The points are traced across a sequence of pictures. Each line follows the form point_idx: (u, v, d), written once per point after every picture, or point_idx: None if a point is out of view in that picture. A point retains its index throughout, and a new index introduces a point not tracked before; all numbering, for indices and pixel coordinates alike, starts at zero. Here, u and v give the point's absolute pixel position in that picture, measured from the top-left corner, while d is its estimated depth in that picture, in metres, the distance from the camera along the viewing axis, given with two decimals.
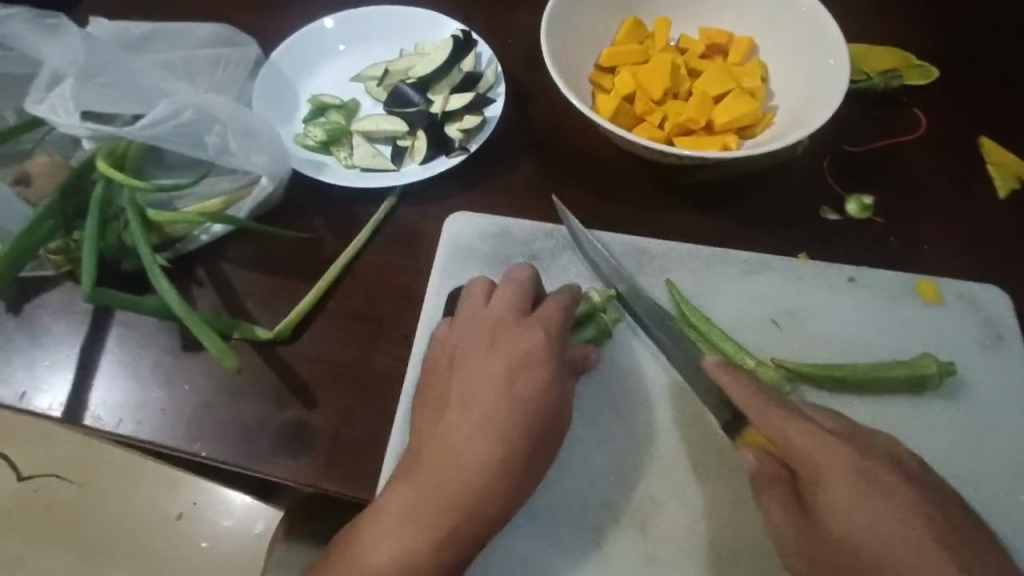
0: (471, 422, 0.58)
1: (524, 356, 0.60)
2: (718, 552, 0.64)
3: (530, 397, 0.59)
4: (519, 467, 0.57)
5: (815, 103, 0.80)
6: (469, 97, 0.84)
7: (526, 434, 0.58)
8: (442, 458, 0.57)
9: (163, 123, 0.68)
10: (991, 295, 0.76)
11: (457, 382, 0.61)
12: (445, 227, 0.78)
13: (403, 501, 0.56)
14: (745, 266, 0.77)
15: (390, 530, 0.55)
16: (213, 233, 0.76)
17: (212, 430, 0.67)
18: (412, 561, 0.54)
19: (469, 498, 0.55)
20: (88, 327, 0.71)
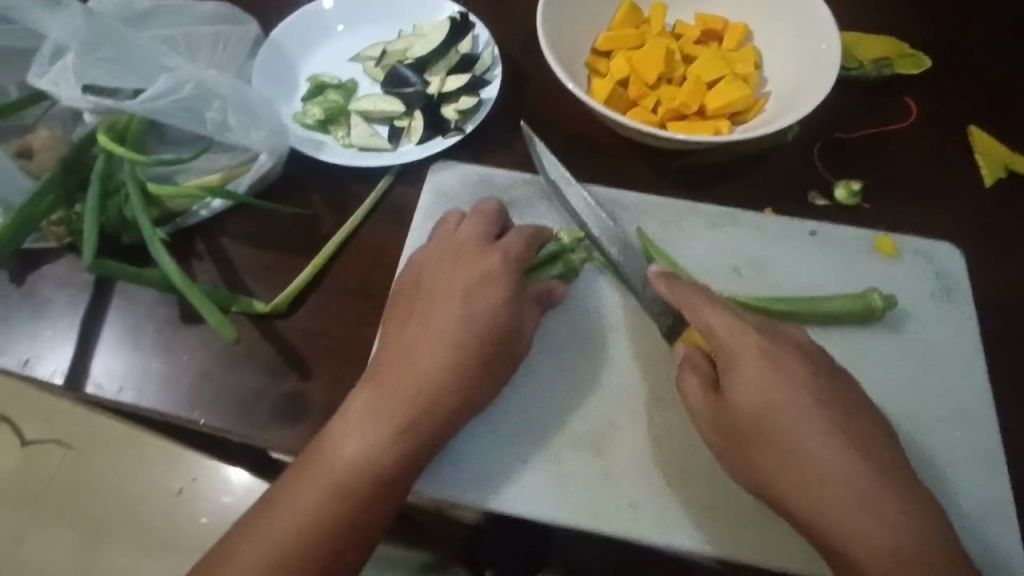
0: (433, 329, 0.63)
1: (482, 273, 0.66)
2: (657, 472, 0.68)
3: (487, 307, 0.64)
4: (475, 368, 0.62)
5: (807, 90, 0.81)
6: (466, 79, 0.84)
7: (481, 339, 0.63)
8: (405, 361, 0.62)
9: (164, 97, 0.68)
10: (946, 254, 0.79)
11: (421, 298, 0.66)
12: (429, 174, 0.82)
13: (370, 400, 0.60)
14: (712, 219, 0.81)
15: (358, 426, 0.59)
16: (212, 209, 0.77)
17: (210, 399, 0.69)
18: (375, 451, 0.58)
19: (430, 395, 0.60)
20: (89, 298, 0.73)
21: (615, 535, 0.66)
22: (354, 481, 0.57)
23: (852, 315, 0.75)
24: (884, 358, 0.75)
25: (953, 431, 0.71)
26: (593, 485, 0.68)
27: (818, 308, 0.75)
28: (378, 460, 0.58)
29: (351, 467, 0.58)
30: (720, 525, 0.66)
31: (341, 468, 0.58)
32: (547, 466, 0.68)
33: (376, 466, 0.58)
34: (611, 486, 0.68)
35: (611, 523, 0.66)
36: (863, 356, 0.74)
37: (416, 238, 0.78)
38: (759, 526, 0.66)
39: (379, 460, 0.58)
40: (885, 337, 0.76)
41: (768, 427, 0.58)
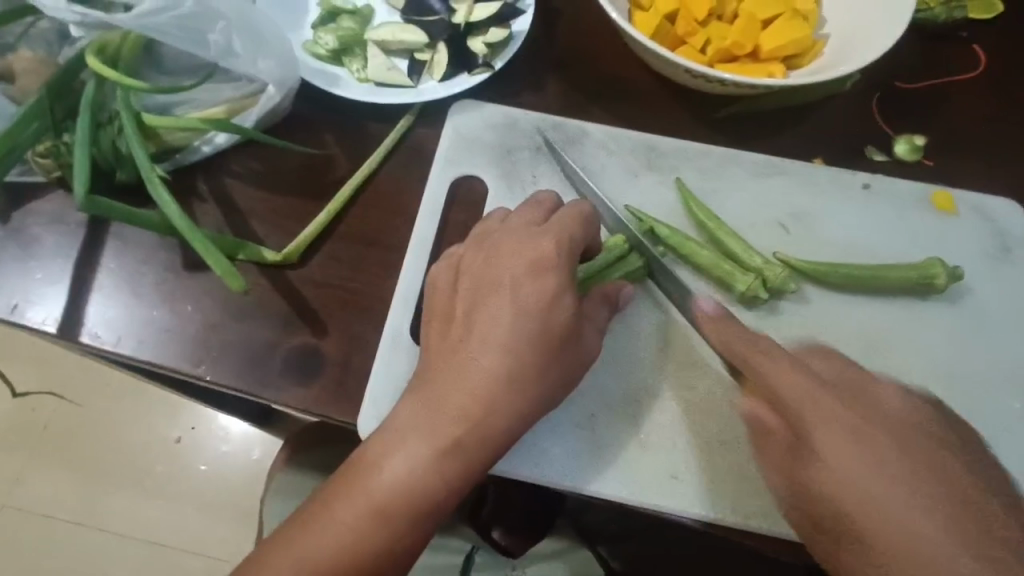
0: (479, 333, 0.55)
1: (529, 266, 0.57)
2: (691, 460, 0.64)
3: (538, 306, 0.55)
4: (532, 379, 0.54)
5: (876, 33, 0.73)
6: (495, 7, 0.76)
7: (538, 344, 0.55)
8: (450, 368, 0.55)
9: (162, 12, 0.60)
10: (1007, 211, 0.73)
11: (465, 296, 0.58)
12: (449, 114, 0.75)
13: (414, 411, 0.54)
14: (757, 167, 0.74)
15: (399, 439, 0.53)
16: (215, 144, 0.70)
17: (215, 354, 0.63)
18: (420, 470, 0.51)
19: (479, 407, 0.53)
20: (82, 240, 0.67)
21: (646, 506, 0.63)
22: (396, 504, 0.51)
23: (907, 286, 0.69)
24: (942, 329, 0.69)
25: (1009, 409, 0.67)
26: (625, 471, 0.63)
27: (870, 273, 0.69)
28: (424, 482, 0.52)
29: (397, 489, 0.51)
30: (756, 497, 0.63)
31: (384, 488, 0.51)
32: (592, 467, 0.63)
33: (422, 488, 0.51)
34: (641, 472, 0.63)
35: (649, 495, 0.62)
36: (917, 326, 0.69)
37: (435, 185, 0.72)
38: None
39: (426, 483, 0.52)
40: (946, 308, 0.70)
41: (882, 547, 0.47)
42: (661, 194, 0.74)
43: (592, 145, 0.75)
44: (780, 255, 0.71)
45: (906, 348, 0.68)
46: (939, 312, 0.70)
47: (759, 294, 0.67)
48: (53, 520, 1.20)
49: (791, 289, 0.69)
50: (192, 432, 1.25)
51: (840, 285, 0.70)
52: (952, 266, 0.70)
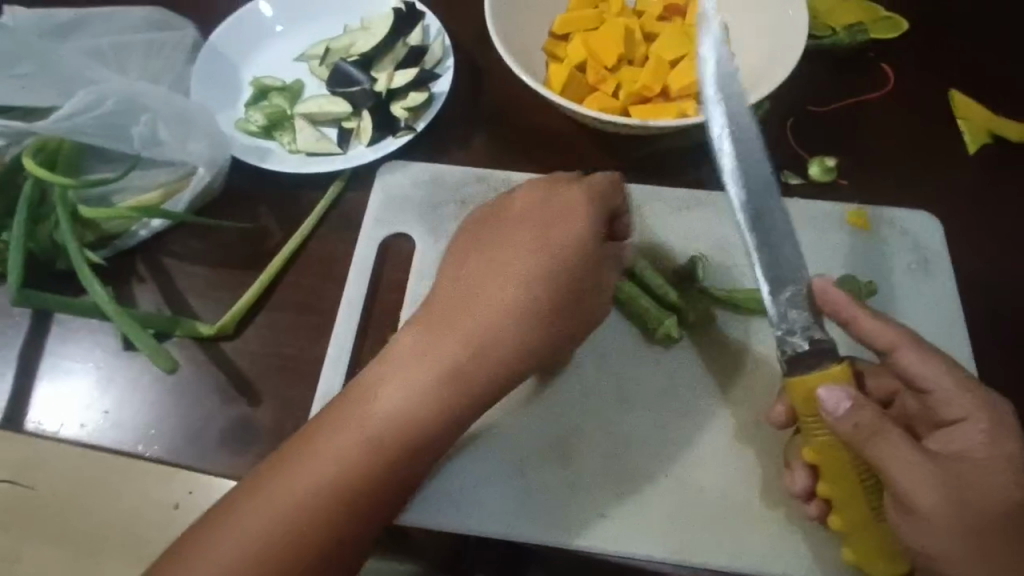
0: (500, 268, 0.58)
1: (563, 208, 0.60)
2: (632, 492, 0.64)
3: (565, 247, 0.58)
4: (542, 310, 0.57)
5: (777, 62, 0.76)
6: (413, 74, 0.80)
7: (552, 279, 0.58)
8: (463, 298, 0.58)
9: (83, 113, 0.65)
10: (923, 224, 0.75)
11: (490, 235, 0.61)
12: (376, 178, 0.78)
13: (423, 338, 0.56)
14: (675, 202, 0.76)
15: (405, 365, 0.55)
16: (152, 228, 0.73)
17: (155, 431, 0.65)
18: (422, 398, 0.54)
19: (490, 337, 0.56)
20: (26, 330, 0.69)
21: (582, 547, 0.62)
22: (394, 430, 0.53)
23: None
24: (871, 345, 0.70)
25: None
26: (561, 510, 0.63)
27: None
28: (425, 409, 0.54)
29: (401, 414, 0.54)
30: (689, 530, 0.62)
31: (385, 412, 0.53)
32: (524, 510, 0.64)
33: (422, 415, 0.54)
34: (577, 510, 0.63)
35: (573, 537, 0.62)
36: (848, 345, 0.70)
37: (364, 246, 0.74)
38: (733, 527, 0.63)
39: (427, 408, 0.54)
40: None
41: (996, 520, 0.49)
42: None
43: None
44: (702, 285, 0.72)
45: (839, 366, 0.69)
46: None
47: (671, 331, 0.68)
48: None
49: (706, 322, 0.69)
50: (192, 496, 0.62)
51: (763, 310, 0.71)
52: (868, 282, 0.72)
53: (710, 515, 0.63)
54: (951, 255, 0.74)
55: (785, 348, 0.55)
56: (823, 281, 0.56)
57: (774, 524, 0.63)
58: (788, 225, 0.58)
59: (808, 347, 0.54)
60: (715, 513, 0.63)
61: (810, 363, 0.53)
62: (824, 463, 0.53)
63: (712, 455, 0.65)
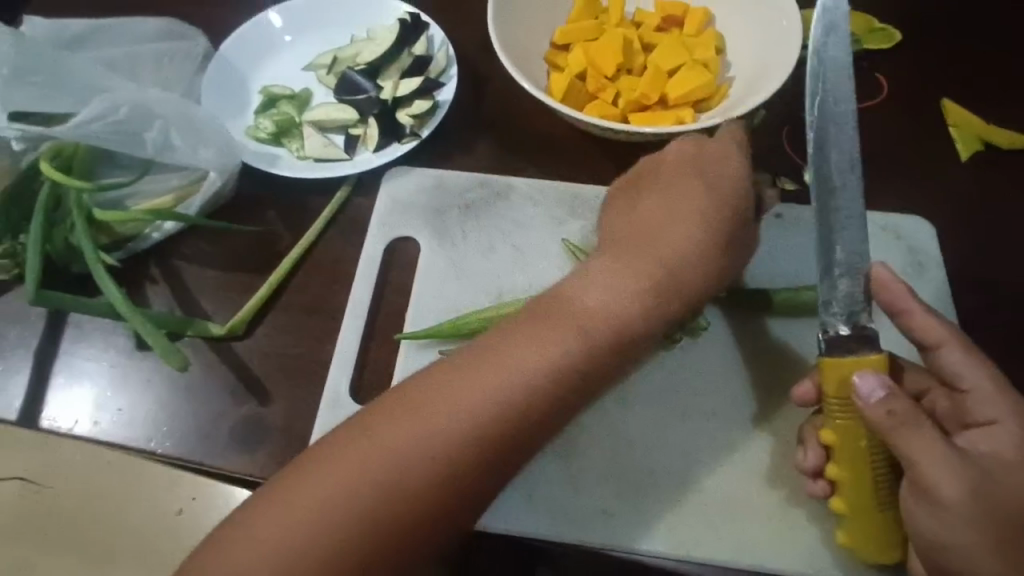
0: (682, 200, 0.61)
1: (716, 159, 0.63)
2: (638, 491, 0.65)
3: (726, 188, 0.61)
4: (718, 247, 0.59)
5: (772, 72, 0.78)
6: (418, 82, 0.82)
7: (723, 218, 0.60)
8: (647, 228, 0.60)
9: (97, 120, 0.67)
10: (918, 229, 0.76)
11: (667, 177, 0.64)
12: (381, 184, 0.80)
13: (612, 257, 0.58)
14: None
15: (595, 278, 0.56)
16: (165, 230, 0.75)
17: (166, 429, 0.67)
18: (616, 307, 0.55)
19: (678, 260, 0.58)
20: (42, 330, 0.71)
21: (587, 543, 0.63)
22: (585, 343, 0.53)
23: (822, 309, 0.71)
24: None
25: None
26: (569, 505, 0.65)
27: (785, 298, 0.71)
28: (614, 322, 0.55)
29: (587, 329, 0.54)
30: (686, 523, 0.64)
31: (578, 325, 0.54)
32: (531, 504, 0.65)
33: (610, 327, 0.54)
34: (585, 507, 0.65)
35: (576, 531, 0.64)
36: None
37: (371, 249, 0.76)
38: (734, 522, 0.64)
39: (617, 325, 0.55)
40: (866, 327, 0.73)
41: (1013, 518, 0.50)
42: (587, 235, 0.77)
43: (518, 198, 0.79)
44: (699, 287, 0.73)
45: None
46: None
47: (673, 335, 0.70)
48: None
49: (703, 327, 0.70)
50: (195, 503, 0.63)
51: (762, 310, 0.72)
52: None
53: (711, 513, 0.64)
54: (946, 258, 0.76)
55: (825, 328, 0.57)
56: (885, 271, 0.59)
57: (771, 521, 0.64)
58: (859, 207, 0.58)
59: (847, 332, 0.56)
60: (718, 512, 0.64)
61: (851, 347, 0.55)
62: (843, 447, 0.54)
63: (713, 454, 0.66)
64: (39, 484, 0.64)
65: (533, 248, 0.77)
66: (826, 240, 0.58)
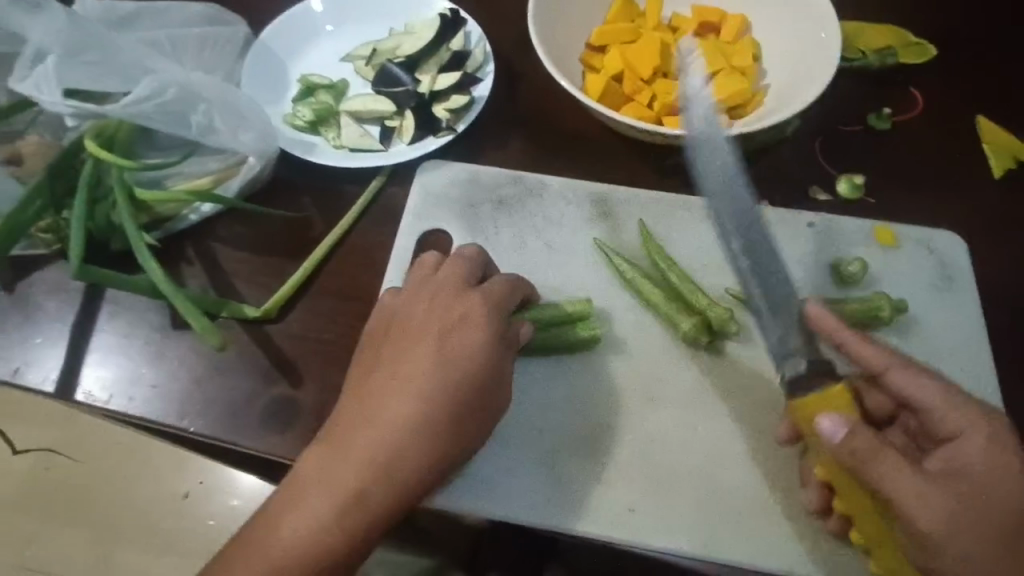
0: (390, 376, 0.59)
1: (460, 319, 0.62)
2: (663, 491, 0.65)
3: (459, 360, 0.59)
4: (440, 434, 0.57)
5: (808, 82, 0.79)
6: (456, 76, 0.83)
7: (452, 399, 0.58)
8: (362, 412, 0.58)
9: (147, 100, 0.69)
10: (950, 243, 0.77)
11: (390, 339, 0.62)
12: (415, 177, 0.81)
13: (327, 457, 0.56)
14: (705, 211, 0.78)
15: (316, 485, 0.55)
16: (201, 213, 0.77)
17: (198, 406, 0.68)
18: (324, 522, 0.54)
19: (343, 460, 0.56)
20: (80, 303, 0.73)
21: (610, 540, 0.63)
22: (304, 554, 0.53)
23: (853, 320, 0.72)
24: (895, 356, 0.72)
25: None
26: (594, 503, 0.65)
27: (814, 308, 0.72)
28: (326, 534, 0.54)
29: (308, 540, 0.54)
30: (712, 526, 0.64)
31: (295, 541, 0.54)
32: (555, 500, 0.65)
33: (326, 539, 0.54)
34: (610, 505, 0.64)
35: (614, 530, 0.63)
36: None
37: (405, 240, 0.77)
38: (758, 525, 0.64)
39: (327, 541, 0.54)
40: (895, 339, 0.72)
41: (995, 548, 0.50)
42: (622, 234, 0.78)
43: (551, 197, 0.80)
44: (733, 291, 0.73)
45: None
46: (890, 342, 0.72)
47: (699, 336, 0.70)
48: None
49: (734, 331, 0.71)
50: (203, 486, 0.74)
51: None
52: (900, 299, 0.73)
53: (737, 517, 0.64)
54: (977, 274, 0.76)
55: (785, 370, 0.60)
56: (814, 304, 0.59)
57: (798, 526, 0.64)
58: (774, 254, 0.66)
59: (804, 370, 0.59)
60: (743, 517, 0.64)
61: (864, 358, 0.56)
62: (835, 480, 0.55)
63: (740, 456, 0.67)
64: (69, 454, 0.74)
65: (565, 247, 0.77)
66: (758, 274, 0.65)
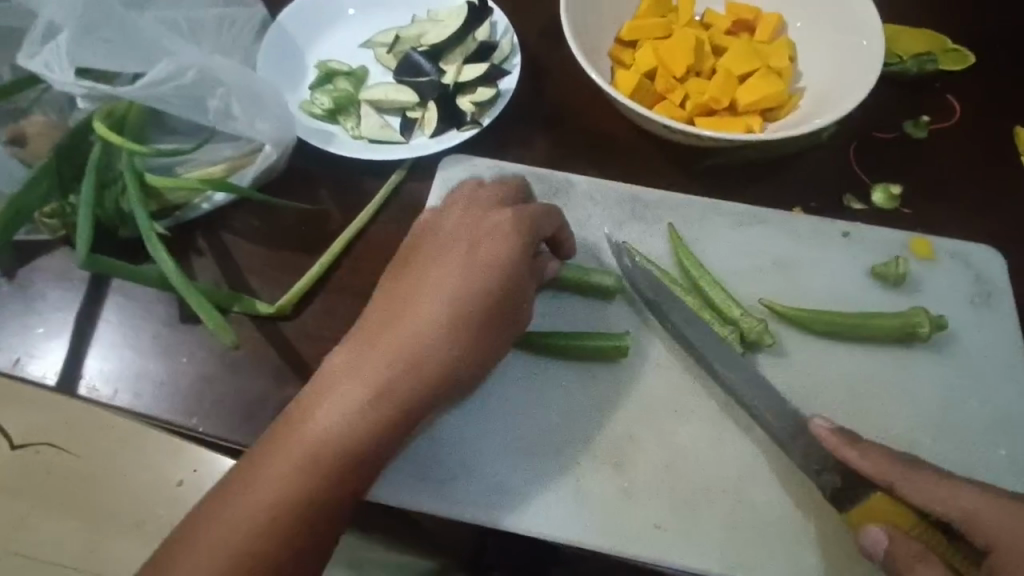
0: (421, 280, 0.58)
1: (489, 230, 0.60)
2: (690, 505, 0.63)
3: (489, 267, 0.58)
4: (471, 332, 0.57)
5: (848, 87, 0.76)
6: (483, 68, 0.80)
7: (480, 299, 0.57)
8: (392, 314, 0.57)
9: (164, 83, 0.66)
10: (988, 259, 0.74)
11: (420, 250, 0.61)
12: (438, 171, 0.78)
13: (356, 355, 0.55)
14: (736, 217, 0.76)
15: (343, 380, 0.54)
16: (214, 202, 0.73)
17: (208, 405, 0.65)
18: (352, 412, 0.53)
19: (374, 355, 0.55)
20: (85, 293, 0.69)
21: (636, 557, 0.61)
22: (332, 445, 0.52)
23: (887, 335, 0.70)
24: (929, 375, 0.69)
25: (1000, 456, 0.66)
26: (620, 518, 0.62)
27: (849, 321, 0.69)
28: (353, 424, 0.53)
29: (332, 433, 0.52)
30: (740, 545, 0.62)
31: (321, 429, 0.52)
32: (580, 513, 0.62)
33: (353, 429, 0.53)
34: (635, 522, 0.62)
35: (628, 544, 0.61)
36: (905, 376, 0.69)
37: None
38: (787, 545, 0.62)
39: (353, 433, 0.52)
40: (929, 357, 0.70)
41: None
42: (653, 239, 0.75)
43: (578, 196, 0.77)
44: (766, 301, 0.72)
45: (903, 401, 0.68)
46: (924, 359, 0.70)
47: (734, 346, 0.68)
48: None
49: (768, 343, 0.68)
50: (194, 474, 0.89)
51: (827, 331, 0.70)
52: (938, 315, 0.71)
53: (766, 536, 0.62)
54: (1015, 291, 0.74)
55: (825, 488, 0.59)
56: (822, 422, 0.59)
57: (829, 548, 0.62)
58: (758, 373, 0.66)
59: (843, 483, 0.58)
60: (772, 537, 0.62)
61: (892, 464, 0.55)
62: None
63: (769, 474, 0.64)
64: (70, 450, 0.85)
65: (593, 249, 0.75)
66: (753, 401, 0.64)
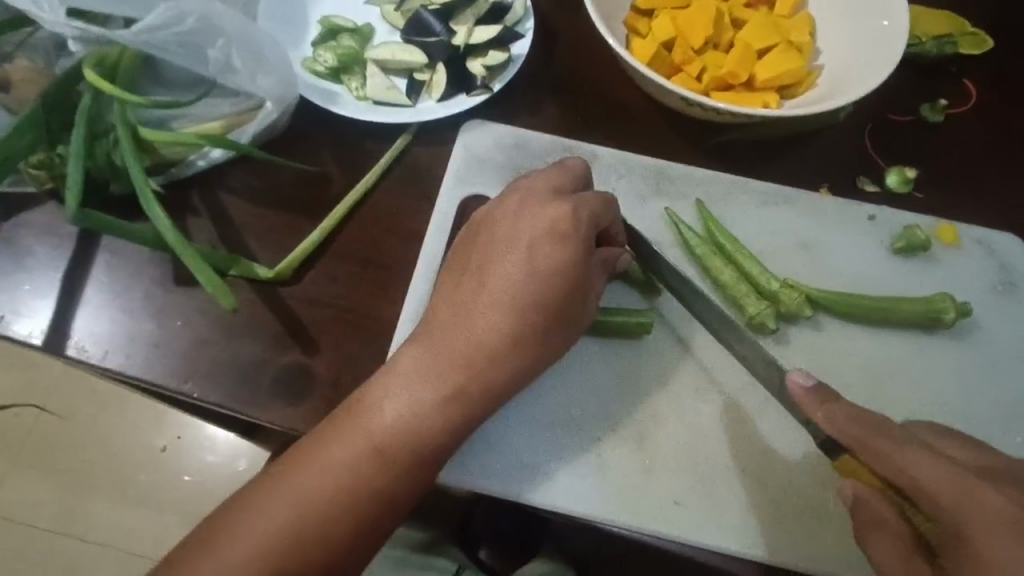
0: (482, 282, 0.55)
1: (550, 229, 0.56)
2: (706, 485, 0.63)
3: (555, 271, 0.55)
4: (536, 339, 0.55)
5: (868, 66, 0.74)
6: (495, 30, 0.76)
7: (547, 304, 0.55)
8: (456, 316, 0.54)
9: (162, 28, 0.61)
10: (1012, 248, 0.74)
11: (479, 245, 0.58)
12: (459, 134, 0.76)
13: (419, 358, 0.53)
14: (761, 196, 0.75)
15: (405, 384, 0.52)
16: (211, 158, 0.70)
17: (204, 370, 0.63)
18: (416, 417, 0.52)
19: (438, 361, 0.53)
20: (73, 250, 0.66)
21: (653, 532, 0.61)
22: (395, 449, 0.51)
23: (912, 319, 0.70)
24: (931, 360, 0.70)
25: (995, 441, 0.67)
26: (638, 496, 0.62)
27: (871, 304, 0.69)
28: (417, 429, 0.51)
29: (394, 437, 0.51)
30: (745, 524, 0.62)
31: (384, 432, 0.51)
32: (599, 490, 0.62)
33: (416, 433, 0.51)
34: (650, 499, 0.62)
35: (645, 518, 0.61)
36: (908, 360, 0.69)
37: (445, 204, 0.72)
38: (789, 524, 0.62)
39: (417, 438, 0.51)
40: (932, 342, 0.70)
41: None
42: (680, 214, 0.74)
43: (602, 168, 0.75)
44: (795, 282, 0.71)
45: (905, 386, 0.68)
46: (927, 344, 0.70)
47: (767, 322, 0.67)
48: (33, 530, 1.09)
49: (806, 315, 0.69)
50: None
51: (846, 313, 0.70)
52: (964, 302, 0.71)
53: (769, 515, 0.62)
54: None
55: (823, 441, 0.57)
56: (797, 377, 0.55)
57: (828, 526, 0.62)
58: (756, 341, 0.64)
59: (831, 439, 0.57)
60: (775, 515, 0.62)
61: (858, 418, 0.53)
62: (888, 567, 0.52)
63: (776, 455, 0.64)
64: None
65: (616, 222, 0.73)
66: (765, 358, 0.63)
